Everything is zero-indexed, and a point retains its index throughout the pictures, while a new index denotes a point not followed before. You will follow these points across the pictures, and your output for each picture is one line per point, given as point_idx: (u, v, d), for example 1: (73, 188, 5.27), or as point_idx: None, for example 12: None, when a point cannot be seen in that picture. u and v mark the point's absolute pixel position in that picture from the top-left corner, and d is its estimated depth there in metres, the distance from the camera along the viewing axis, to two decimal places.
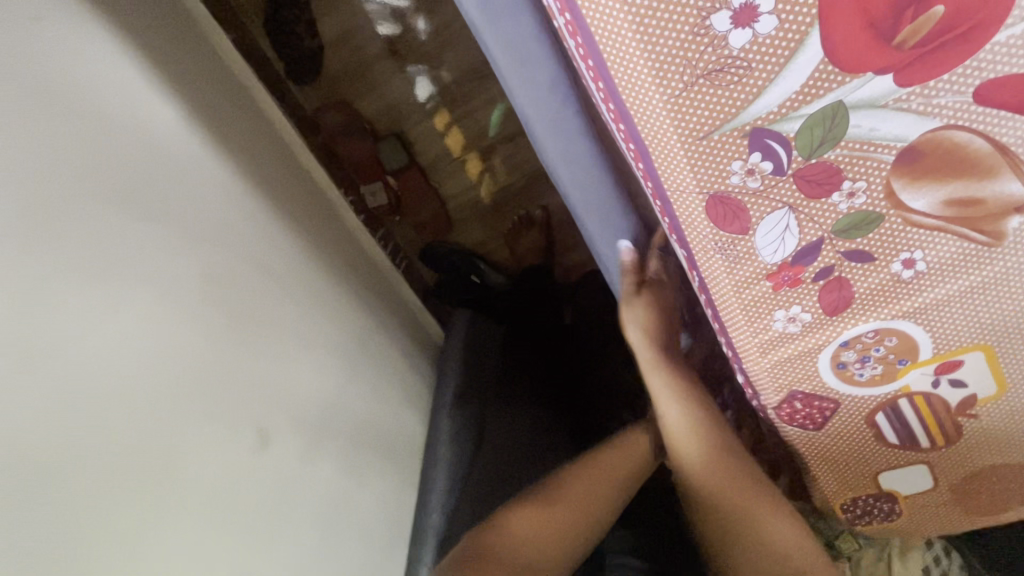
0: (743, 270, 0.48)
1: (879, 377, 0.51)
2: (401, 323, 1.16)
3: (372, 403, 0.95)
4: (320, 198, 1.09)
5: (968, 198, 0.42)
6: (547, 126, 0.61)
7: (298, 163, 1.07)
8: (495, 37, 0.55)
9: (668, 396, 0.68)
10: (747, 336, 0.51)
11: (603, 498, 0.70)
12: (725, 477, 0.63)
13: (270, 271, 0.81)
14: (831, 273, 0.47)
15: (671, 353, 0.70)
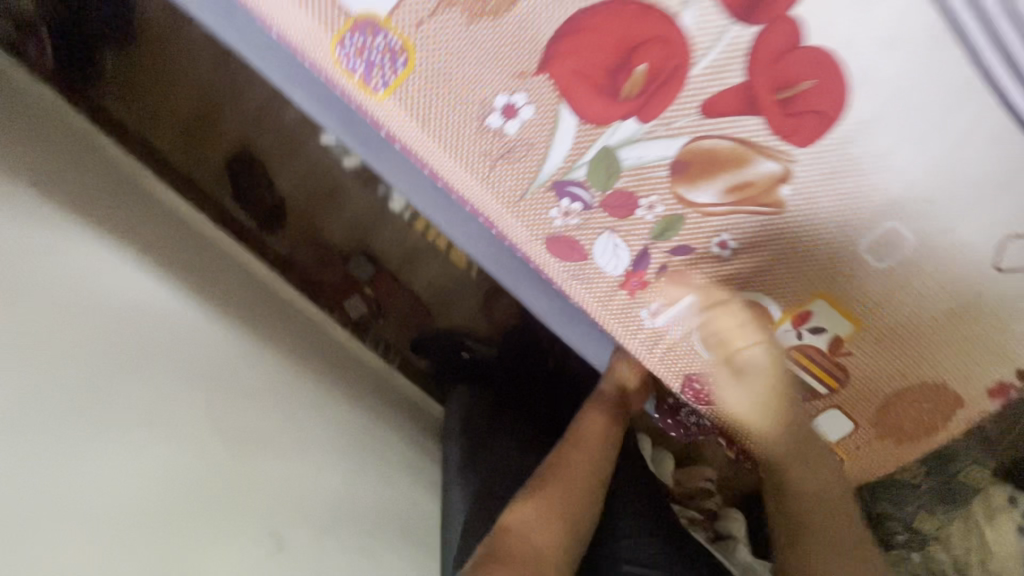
0: (599, 286, 0.58)
1: (750, 342, 0.60)
2: (401, 413, 1.24)
3: (384, 489, 1.01)
4: (305, 322, 1.23)
5: (739, 183, 0.52)
6: (443, 216, 0.67)
7: (278, 297, 1.22)
8: (379, 161, 0.65)
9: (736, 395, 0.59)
10: (630, 337, 0.61)
11: (589, 474, 0.74)
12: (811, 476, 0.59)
13: (266, 391, 0.91)
14: (667, 269, 0.57)
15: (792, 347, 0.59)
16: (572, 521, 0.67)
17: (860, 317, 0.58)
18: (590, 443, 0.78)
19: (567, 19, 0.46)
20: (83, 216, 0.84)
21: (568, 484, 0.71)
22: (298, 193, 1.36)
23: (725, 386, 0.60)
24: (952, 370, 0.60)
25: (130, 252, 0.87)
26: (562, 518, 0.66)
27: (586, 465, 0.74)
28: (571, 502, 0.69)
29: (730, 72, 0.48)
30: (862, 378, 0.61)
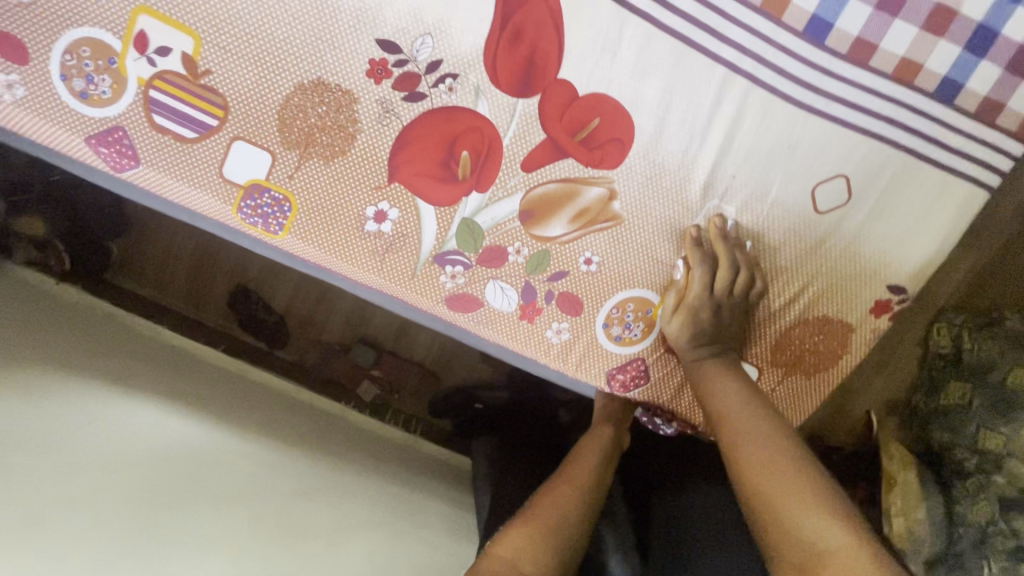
0: (504, 323, 0.69)
1: (646, 328, 0.69)
2: (433, 474, 1.32)
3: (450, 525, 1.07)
4: (325, 416, 1.36)
5: (579, 210, 0.63)
6: (383, 301, 0.78)
7: (296, 400, 1.36)
8: (318, 271, 0.78)
9: (699, 280, 0.64)
10: (547, 356, 0.70)
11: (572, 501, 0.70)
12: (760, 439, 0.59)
13: (322, 462, 1.01)
14: (553, 293, 0.67)
15: (726, 302, 0.66)
16: (563, 538, 0.64)
17: (694, 291, 0.65)
18: (573, 470, 0.75)
19: (396, 138, 0.60)
20: (125, 363, 1.00)
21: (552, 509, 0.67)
22: (293, 306, 1.53)
23: (689, 269, 0.65)
24: (826, 297, 0.67)
25: (170, 381, 1.01)
26: (547, 541, 0.63)
27: (571, 490, 0.71)
28: (558, 525, 0.65)
29: (534, 134, 0.60)
30: (748, 328, 0.69)
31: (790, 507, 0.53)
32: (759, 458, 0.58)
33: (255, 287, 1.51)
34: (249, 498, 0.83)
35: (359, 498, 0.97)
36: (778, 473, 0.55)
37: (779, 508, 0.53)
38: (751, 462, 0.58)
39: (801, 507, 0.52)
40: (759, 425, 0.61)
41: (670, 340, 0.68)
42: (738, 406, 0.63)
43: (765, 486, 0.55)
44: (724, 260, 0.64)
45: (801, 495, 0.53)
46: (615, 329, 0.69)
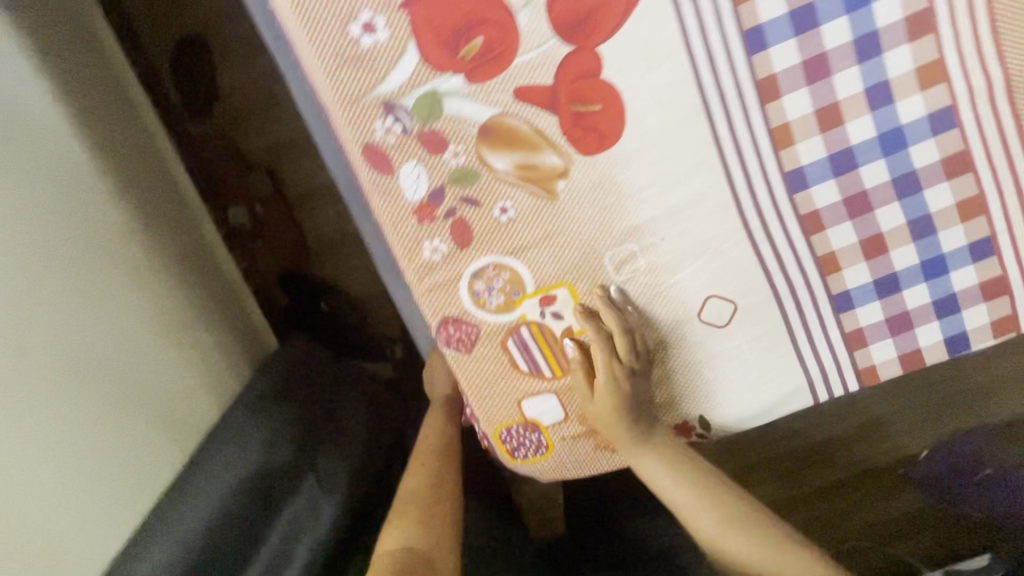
0: (395, 204, 0.65)
1: (503, 305, 0.68)
2: (231, 325, 1.26)
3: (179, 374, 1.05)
4: (178, 202, 1.23)
5: (530, 163, 0.63)
6: (320, 133, 0.69)
7: (165, 167, 1.23)
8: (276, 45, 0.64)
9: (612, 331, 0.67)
10: (407, 263, 0.67)
11: (446, 481, 0.84)
12: (708, 489, 0.68)
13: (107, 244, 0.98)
14: (455, 214, 0.65)
15: (613, 363, 0.68)
16: (451, 516, 0.80)
17: (601, 384, 0.68)
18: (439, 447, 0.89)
19: None
20: None
21: (413, 493, 0.81)
22: (233, 92, 1.38)
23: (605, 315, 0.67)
24: (654, 390, 0.71)
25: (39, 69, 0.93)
26: (422, 514, 0.78)
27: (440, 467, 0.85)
28: (428, 504, 0.79)
29: (544, 74, 0.61)
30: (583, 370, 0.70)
31: (746, 538, 0.65)
32: (673, 493, 0.69)
33: (213, 47, 1.36)
34: (10, 246, 0.80)
35: (124, 309, 0.97)
36: (732, 524, 0.67)
37: (743, 547, 0.65)
38: (668, 495, 0.69)
39: (761, 541, 0.65)
40: (654, 450, 0.70)
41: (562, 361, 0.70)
42: (669, 459, 0.69)
43: (692, 512, 0.68)
44: (626, 352, 0.68)
45: (750, 528, 0.66)
46: (478, 284, 0.67)
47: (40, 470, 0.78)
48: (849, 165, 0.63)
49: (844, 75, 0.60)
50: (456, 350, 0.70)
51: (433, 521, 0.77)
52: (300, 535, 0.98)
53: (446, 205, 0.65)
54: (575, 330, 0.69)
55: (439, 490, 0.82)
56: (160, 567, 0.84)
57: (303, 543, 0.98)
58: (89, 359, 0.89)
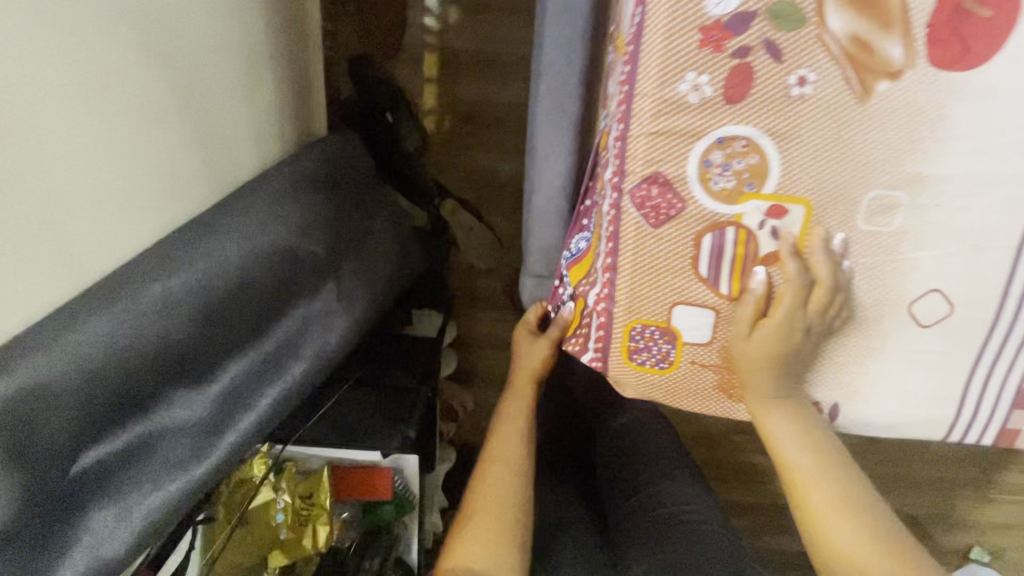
0: (685, 9, 0.50)
1: (727, 193, 0.55)
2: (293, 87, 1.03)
3: (245, 106, 0.84)
4: None
5: (869, 40, 0.50)
6: None
7: None
8: None
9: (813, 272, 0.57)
10: (651, 89, 0.53)
11: (514, 484, 0.69)
12: (833, 481, 0.63)
13: None
14: (746, 56, 0.51)
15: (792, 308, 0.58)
16: (519, 531, 0.66)
17: (767, 324, 0.59)
18: (505, 436, 0.75)
19: None
20: None
21: (494, 498, 0.67)
22: None
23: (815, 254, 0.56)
24: (810, 356, 0.62)
25: None
26: (487, 529, 0.64)
27: (508, 466, 0.71)
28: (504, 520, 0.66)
29: None
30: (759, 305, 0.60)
31: (850, 543, 0.61)
32: (821, 500, 0.63)
33: None
34: None
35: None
36: (852, 526, 0.62)
37: (840, 552, 0.62)
38: (810, 500, 0.63)
39: (866, 553, 0.61)
40: (807, 447, 0.63)
41: (733, 284, 0.59)
42: (806, 439, 0.63)
43: (845, 523, 0.62)
44: (815, 305, 0.57)
45: (865, 537, 0.61)
46: (715, 156, 0.54)
47: (82, 124, 0.58)
48: None
49: None
50: (642, 217, 0.58)
51: (491, 540, 0.64)
52: (309, 335, 0.82)
53: (743, 41, 0.50)
54: (779, 260, 0.57)
55: (506, 495, 0.68)
56: (173, 297, 0.64)
57: (311, 344, 0.82)
58: (173, 22, 0.68)
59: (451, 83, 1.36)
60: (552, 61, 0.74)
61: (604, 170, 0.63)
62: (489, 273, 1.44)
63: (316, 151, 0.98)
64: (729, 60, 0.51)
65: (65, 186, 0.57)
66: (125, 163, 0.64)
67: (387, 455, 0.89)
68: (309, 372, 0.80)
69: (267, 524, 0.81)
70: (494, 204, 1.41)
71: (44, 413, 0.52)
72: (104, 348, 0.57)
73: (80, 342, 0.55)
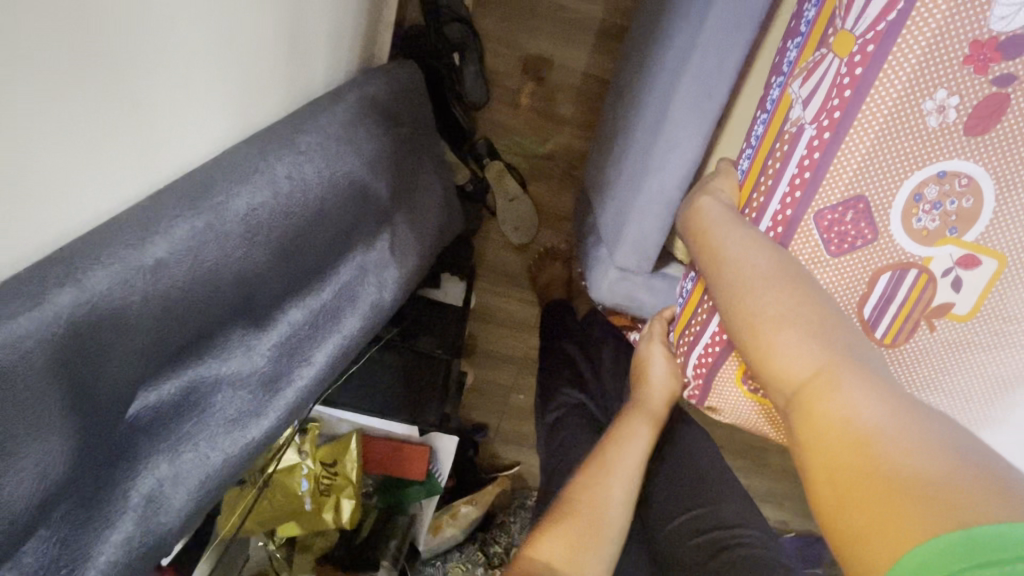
0: (963, 17, 0.44)
1: (925, 234, 0.50)
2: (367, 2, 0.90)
3: (325, 9, 0.72)
4: None
5: None
6: None
7: None
8: None
9: (966, 330, 0.54)
10: (889, 99, 0.46)
11: (608, 492, 0.61)
12: (787, 280, 0.47)
13: None
14: (1009, 85, 0.45)
15: (927, 360, 0.56)
16: (603, 540, 0.58)
17: (899, 367, 0.56)
18: (614, 446, 0.66)
19: None
20: None
21: (588, 501, 0.60)
22: None
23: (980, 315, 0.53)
24: None
25: None
26: (575, 531, 0.57)
27: (608, 472, 0.63)
28: (594, 526, 0.58)
29: None
30: (907, 356, 0.56)
31: (778, 329, 0.44)
32: (821, 351, 0.42)
33: None
34: None
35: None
36: (785, 310, 0.45)
37: (765, 341, 0.44)
38: (791, 361, 0.43)
39: (790, 340, 0.43)
40: (777, 276, 0.47)
41: (889, 332, 0.54)
42: (774, 252, 0.50)
43: (821, 376, 0.41)
44: (952, 360, 0.55)
45: (802, 336, 0.43)
46: (929, 191, 0.49)
47: None
48: None
49: None
50: (823, 241, 0.52)
51: (576, 542, 0.56)
52: (366, 282, 0.70)
53: (1011, 69, 0.44)
54: (950, 311, 0.53)
55: (598, 501, 0.60)
56: (253, 220, 0.52)
57: (367, 293, 0.70)
58: None
59: (520, 39, 1.25)
60: (714, 42, 0.66)
61: (766, 182, 0.55)
62: (519, 248, 1.34)
63: (382, 81, 0.86)
64: (988, 87, 0.45)
65: (171, 49, 0.44)
66: (230, 41, 0.51)
67: (423, 431, 0.82)
68: (367, 327, 0.68)
69: (291, 492, 0.70)
70: (539, 175, 1.31)
71: (111, 342, 0.40)
72: (184, 270, 0.45)
73: (157, 258, 0.43)
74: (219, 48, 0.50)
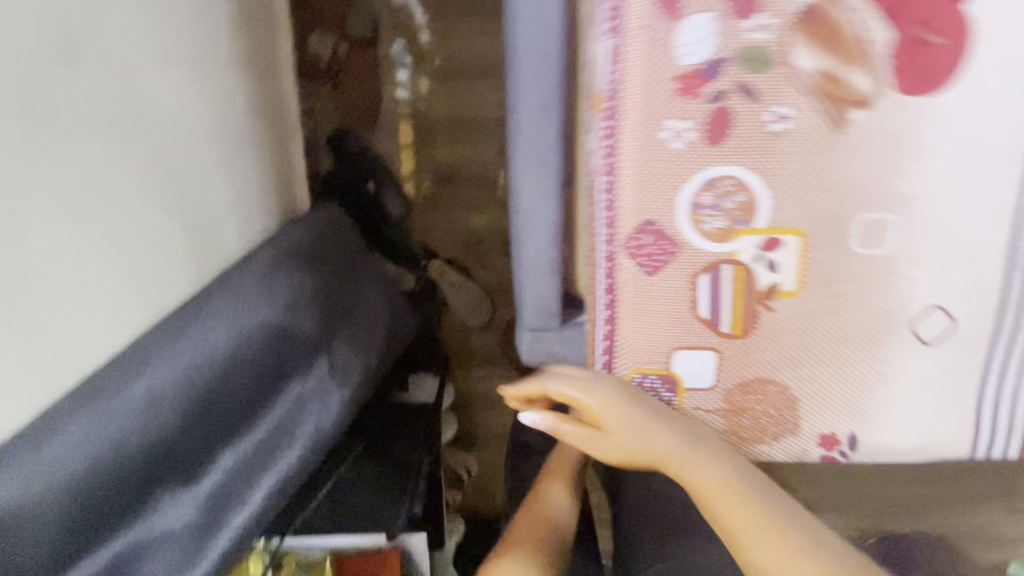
0: (661, 62, 0.51)
1: (719, 233, 0.55)
2: (273, 174, 1.05)
3: (219, 196, 0.85)
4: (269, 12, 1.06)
5: (836, 75, 0.51)
6: None
7: None
8: None
9: (804, 302, 0.58)
10: (636, 138, 0.53)
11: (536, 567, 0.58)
12: (756, 484, 0.53)
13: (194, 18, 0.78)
14: (724, 100, 0.52)
15: (784, 338, 0.59)
16: None
17: (760, 352, 0.59)
18: (534, 513, 0.65)
19: None
20: None
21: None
22: None
23: (810, 286, 0.57)
24: (821, 386, 0.61)
25: None
26: None
27: (531, 541, 0.61)
28: None
29: None
30: (761, 339, 0.59)
31: (761, 540, 0.50)
32: (810, 568, 0.48)
33: None
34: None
35: (193, 72, 0.79)
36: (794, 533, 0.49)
37: (760, 557, 0.49)
38: (785, 571, 0.48)
39: (803, 562, 0.48)
40: (739, 482, 0.53)
41: (735, 323, 0.58)
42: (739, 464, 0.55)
43: None
44: (805, 332, 0.59)
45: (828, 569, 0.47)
46: (705, 199, 0.55)
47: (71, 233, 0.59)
48: None
49: None
50: (639, 266, 0.57)
51: None
52: (305, 412, 0.76)
53: (720, 89, 0.52)
54: (779, 289, 0.57)
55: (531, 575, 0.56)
56: (158, 396, 0.65)
57: (308, 420, 0.76)
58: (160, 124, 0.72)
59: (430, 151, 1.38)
60: (534, 122, 0.74)
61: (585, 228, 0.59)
62: (483, 330, 1.41)
63: (300, 231, 0.94)
64: (708, 108, 0.52)
65: (53, 280, 0.58)
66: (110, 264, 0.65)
67: (392, 537, 0.83)
68: (307, 454, 0.74)
69: None
70: (483, 258, 1.41)
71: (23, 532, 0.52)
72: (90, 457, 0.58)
73: (52, 457, 0.55)
74: (104, 267, 0.64)
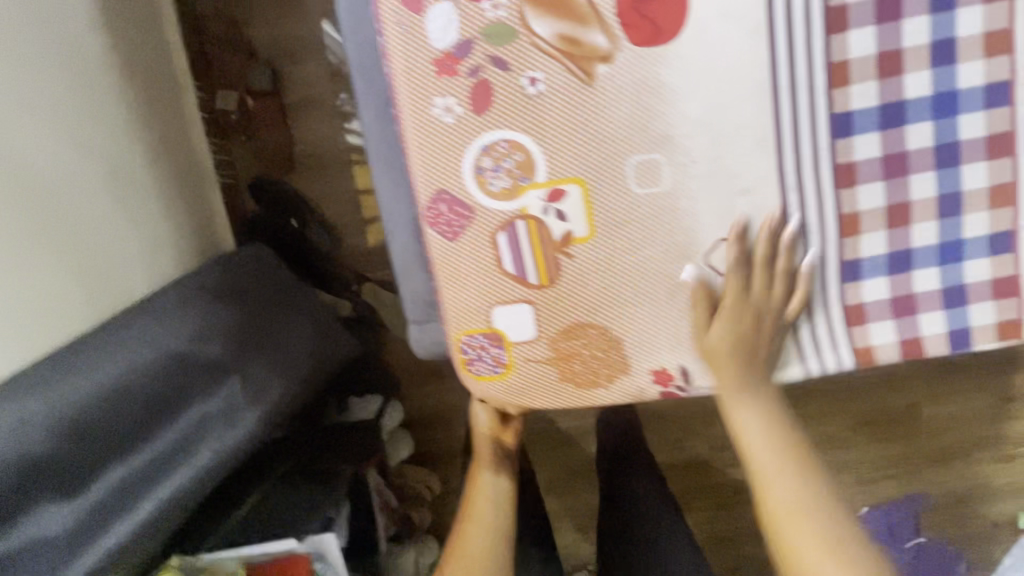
0: (417, 50, 0.58)
1: (505, 191, 0.61)
2: (188, 221, 1.14)
3: (117, 243, 0.93)
4: (168, 79, 1.17)
5: (573, 37, 0.57)
6: None
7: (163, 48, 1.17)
8: None
9: (600, 245, 0.62)
10: (412, 120, 0.60)
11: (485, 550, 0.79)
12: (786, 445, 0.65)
13: (76, 93, 0.89)
14: (479, 74, 0.58)
15: (591, 282, 0.63)
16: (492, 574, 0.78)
17: (572, 298, 0.63)
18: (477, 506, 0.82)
19: None
20: None
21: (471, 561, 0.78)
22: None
23: (600, 229, 0.61)
24: (640, 323, 0.64)
25: None
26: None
27: (480, 530, 0.80)
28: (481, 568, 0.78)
29: None
30: (568, 285, 0.63)
31: (786, 491, 0.62)
32: (809, 516, 0.61)
33: None
34: None
35: (79, 138, 0.89)
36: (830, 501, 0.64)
37: (780, 502, 0.62)
38: (795, 513, 0.62)
39: (814, 515, 0.61)
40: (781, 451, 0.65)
41: (540, 272, 0.62)
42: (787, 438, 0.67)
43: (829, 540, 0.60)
44: (610, 272, 0.62)
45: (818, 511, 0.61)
46: (485, 163, 0.60)
47: None
48: (898, 120, 0.59)
49: (915, 22, 0.57)
50: (441, 233, 0.62)
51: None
52: (207, 434, 0.84)
53: (472, 66, 0.58)
54: (573, 236, 0.61)
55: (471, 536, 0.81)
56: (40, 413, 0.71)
57: (212, 441, 0.84)
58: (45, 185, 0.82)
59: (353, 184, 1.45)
60: None
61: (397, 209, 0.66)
62: None
63: (210, 271, 0.94)
64: (466, 84, 0.58)
65: None
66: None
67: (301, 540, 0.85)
68: (203, 473, 0.82)
69: None
70: None
71: None
72: None
73: None
74: None
